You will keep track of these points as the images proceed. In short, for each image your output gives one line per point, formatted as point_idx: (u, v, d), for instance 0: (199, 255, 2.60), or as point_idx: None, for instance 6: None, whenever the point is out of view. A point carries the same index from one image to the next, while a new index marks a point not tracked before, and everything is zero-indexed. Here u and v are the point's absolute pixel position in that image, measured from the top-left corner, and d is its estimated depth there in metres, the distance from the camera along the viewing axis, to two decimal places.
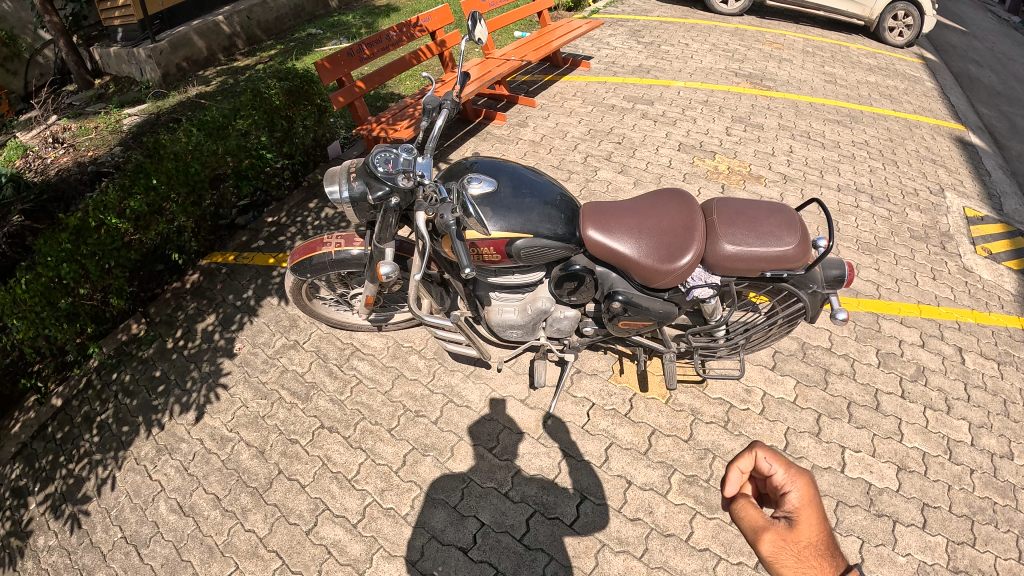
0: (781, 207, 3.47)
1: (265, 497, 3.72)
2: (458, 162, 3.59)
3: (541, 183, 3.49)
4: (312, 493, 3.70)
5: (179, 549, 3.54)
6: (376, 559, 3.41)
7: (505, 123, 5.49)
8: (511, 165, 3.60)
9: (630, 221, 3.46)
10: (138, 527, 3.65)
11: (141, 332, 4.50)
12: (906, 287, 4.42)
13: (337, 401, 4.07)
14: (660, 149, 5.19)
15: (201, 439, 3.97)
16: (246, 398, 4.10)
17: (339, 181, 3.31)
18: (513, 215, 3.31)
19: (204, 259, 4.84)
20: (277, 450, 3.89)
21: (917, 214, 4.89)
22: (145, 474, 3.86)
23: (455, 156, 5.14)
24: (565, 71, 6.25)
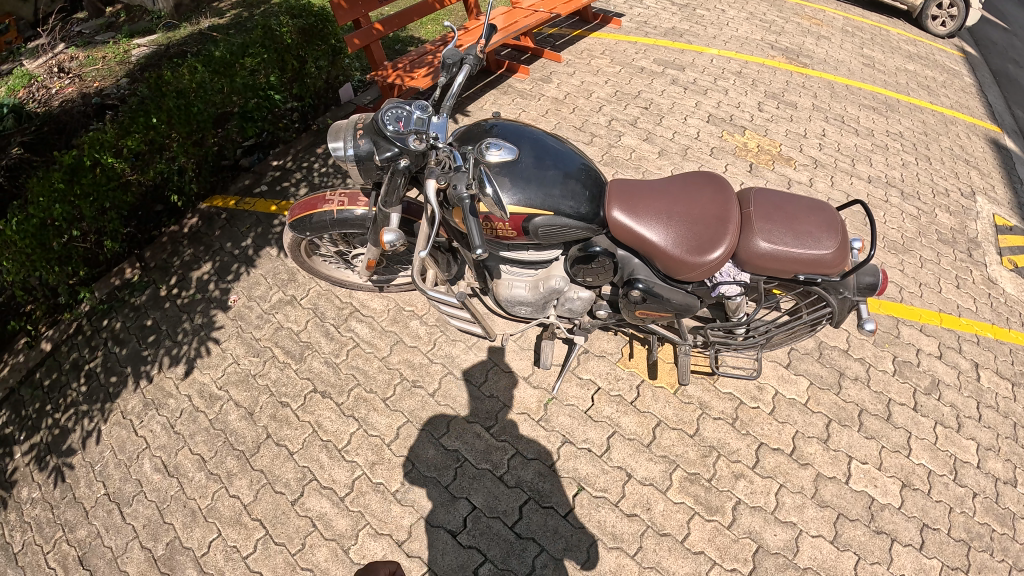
0: (821, 205, 3.29)
1: (252, 462, 3.65)
2: (478, 122, 3.35)
3: (565, 155, 3.26)
4: (300, 461, 3.62)
5: (161, 511, 3.52)
6: (362, 536, 3.34)
7: (528, 78, 5.21)
8: (533, 131, 3.37)
9: (660, 206, 3.27)
10: (127, 486, 3.61)
11: (136, 276, 4.37)
12: (929, 292, 4.26)
13: (332, 364, 3.94)
14: (688, 121, 4.94)
15: (189, 395, 3.87)
16: (238, 355, 3.98)
17: (343, 138, 3.03)
18: (534, 189, 3.09)
19: (204, 203, 4.66)
20: (267, 413, 3.79)
21: (946, 216, 4.69)
22: (132, 428, 3.80)
23: (472, 111, 4.90)
24: (594, 27, 5.96)
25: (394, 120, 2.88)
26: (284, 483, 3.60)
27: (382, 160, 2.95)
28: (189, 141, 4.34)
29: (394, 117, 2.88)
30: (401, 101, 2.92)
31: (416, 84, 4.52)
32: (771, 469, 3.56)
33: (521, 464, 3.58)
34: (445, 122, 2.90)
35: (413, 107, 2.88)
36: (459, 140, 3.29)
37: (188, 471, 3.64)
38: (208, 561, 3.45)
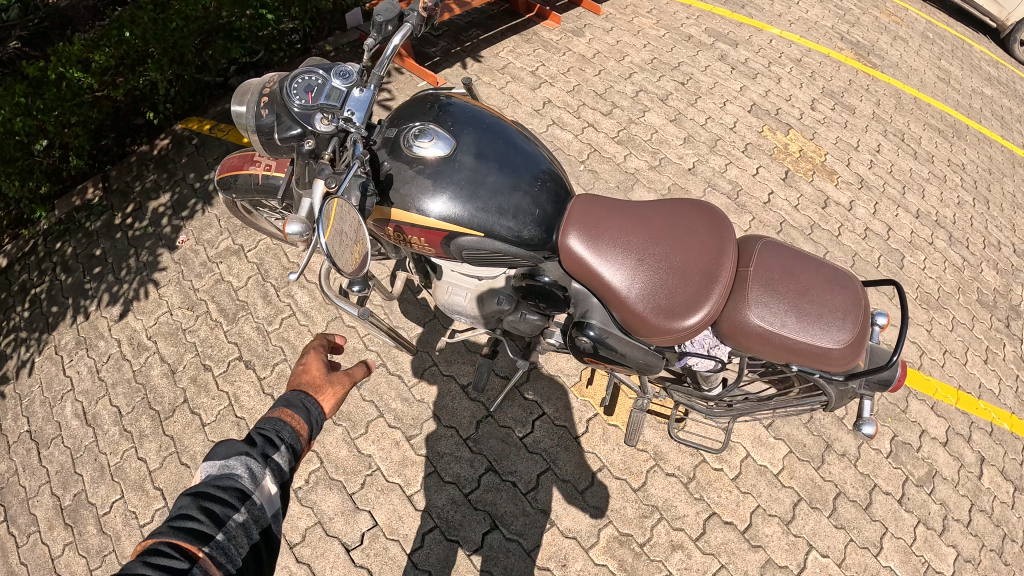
0: (846, 276, 2.59)
1: (164, 426, 3.39)
2: (431, 98, 2.82)
3: (518, 154, 2.71)
4: (210, 436, 3.33)
5: (74, 461, 3.37)
6: None
7: (559, 27, 4.64)
8: (493, 117, 2.81)
9: (634, 242, 2.66)
10: (36, 428, 3.46)
11: (96, 197, 4.08)
12: (952, 363, 3.76)
13: (262, 332, 3.58)
14: (724, 110, 4.34)
15: (118, 340, 3.60)
16: (173, 304, 3.67)
17: (247, 106, 2.58)
18: (462, 201, 2.59)
19: (181, 124, 4.31)
20: (187, 374, 3.49)
21: (992, 274, 4.10)
22: (56, 366, 3.57)
23: (484, 64, 4.38)
24: None
25: (301, 95, 2.42)
26: (189, 456, 3.31)
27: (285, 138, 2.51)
28: (169, 57, 3.99)
29: (302, 90, 2.42)
30: (312, 68, 2.44)
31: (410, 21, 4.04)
32: (716, 545, 3.12)
33: (436, 487, 3.23)
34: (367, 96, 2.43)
35: (327, 78, 2.41)
36: (398, 118, 2.78)
37: (100, 423, 3.44)
38: (94, 527, 3.23)
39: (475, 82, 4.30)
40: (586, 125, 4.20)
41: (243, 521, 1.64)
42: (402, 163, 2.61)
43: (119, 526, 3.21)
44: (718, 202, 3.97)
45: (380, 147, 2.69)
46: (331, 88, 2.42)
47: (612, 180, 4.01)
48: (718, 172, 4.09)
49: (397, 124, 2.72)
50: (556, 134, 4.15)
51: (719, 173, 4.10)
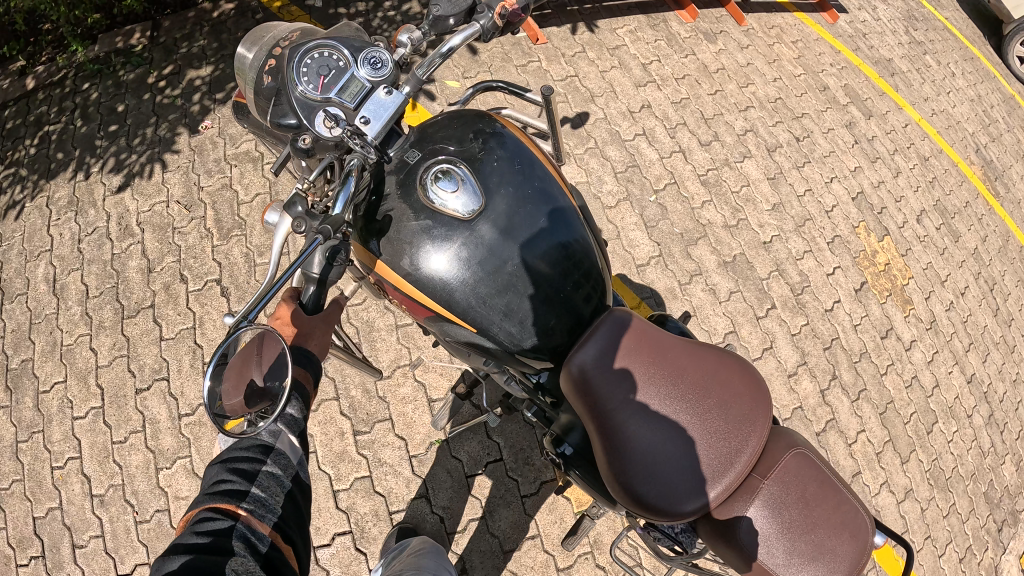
0: (869, 531, 1.97)
1: (123, 325, 3.37)
2: (481, 129, 2.35)
3: (547, 236, 2.24)
4: (164, 352, 3.32)
5: (31, 326, 3.37)
6: (178, 465, 3.18)
7: (692, 22, 4.38)
8: (542, 175, 2.33)
9: (653, 393, 2.06)
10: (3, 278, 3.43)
11: (139, 45, 4.00)
12: (928, 551, 3.28)
13: (250, 261, 3.49)
14: (828, 188, 3.96)
15: (108, 217, 3.53)
16: (173, 196, 3.59)
17: (254, 58, 2.22)
18: (462, 282, 2.17)
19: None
20: (162, 280, 3.44)
21: (1015, 472, 3.69)
22: (42, 219, 3.52)
23: (589, 48, 4.05)
24: (804, 8, 4.88)
25: (312, 78, 2.03)
26: (139, 367, 3.31)
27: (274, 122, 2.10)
28: None
29: (314, 70, 2.03)
30: (336, 45, 2.05)
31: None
32: None
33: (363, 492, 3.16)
34: (391, 104, 2.04)
35: (350, 66, 2.02)
36: (429, 141, 2.33)
37: (64, 295, 3.41)
38: (29, 401, 3.28)
39: (566, 59, 3.98)
40: (677, 149, 3.85)
41: (274, 471, 1.56)
42: (410, 211, 2.19)
43: (51, 413, 3.26)
44: (779, 290, 3.65)
45: (393, 171, 2.28)
46: (350, 78, 2.03)
47: (679, 224, 3.68)
48: (792, 257, 3.73)
49: (423, 154, 2.28)
50: (640, 146, 3.81)
51: (795, 257, 3.73)
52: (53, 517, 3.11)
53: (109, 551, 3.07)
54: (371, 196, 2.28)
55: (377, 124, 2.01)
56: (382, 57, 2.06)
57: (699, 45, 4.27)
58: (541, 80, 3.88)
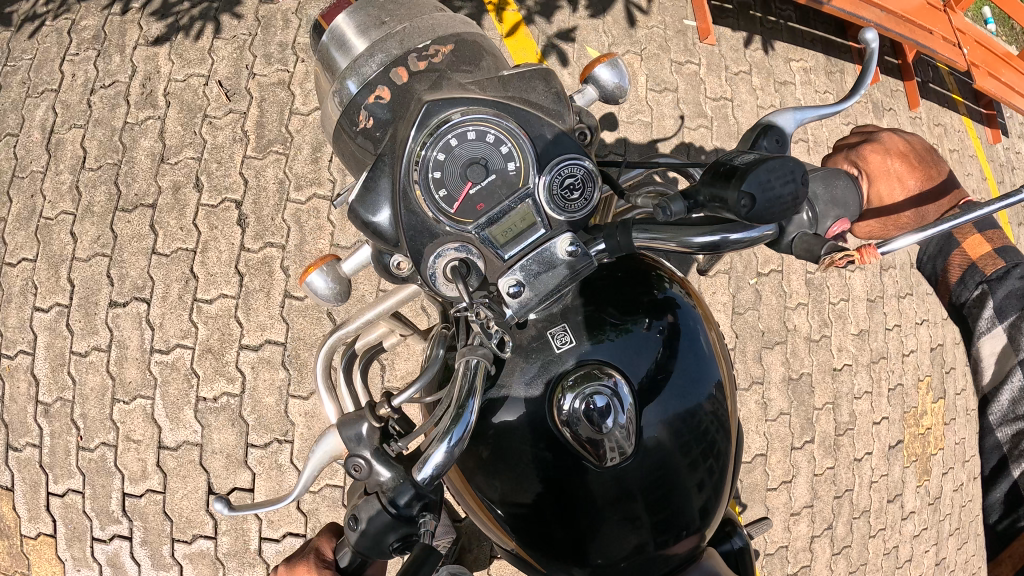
0: None
1: (113, 221, 2.85)
2: (648, 293, 1.36)
3: (691, 482, 1.27)
4: (152, 270, 2.84)
5: (12, 183, 2.90)
6: (136, 403, 2.79)
7: (869, 86, 3.65)
8: (710, 368, 1.33)
9: None
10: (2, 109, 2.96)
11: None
12: None
13: (283, 188, 2.92)
14: (914, 330, 3.58)
15: (132, 72, 2.95)
16: (216, 73, 2.96)
17: (360, 62, 1.41)
18: (543, 521, 1.27)
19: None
20: (172, 179, 2.88)
21: None
22: (58, 50, 3.01)
23: (756, 66, 3.34)
24: (971, 110, 4.29)
25: (452, 177, 1.27)
26: (120, 276, 2.83)
27: (359, 217, 1.32)
28: None
29: (459, 167, 1.27)
30: (510, 129, 1.27)
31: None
32: None
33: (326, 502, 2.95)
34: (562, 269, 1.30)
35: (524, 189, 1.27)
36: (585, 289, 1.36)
37: (56, 153, 2.90)
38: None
39: (723, 75, 3.26)
40: None
41: None
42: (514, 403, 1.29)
43: (11, 292, 2.83)
44: (824, 425, 3.29)
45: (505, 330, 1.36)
46: (511, 204, 1.27)
47: (766, 319, 3.22)
48: (851, 394, 3.36)
49: (564, 314, 1.34)
50: None
51: (856, 395, 3.38)
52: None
53: (42, 466, 2.79)
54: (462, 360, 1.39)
55: (532, 294, 1.28)
56: (573, 178, 1.28)
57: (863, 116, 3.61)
58: (691, 90, 3.18)
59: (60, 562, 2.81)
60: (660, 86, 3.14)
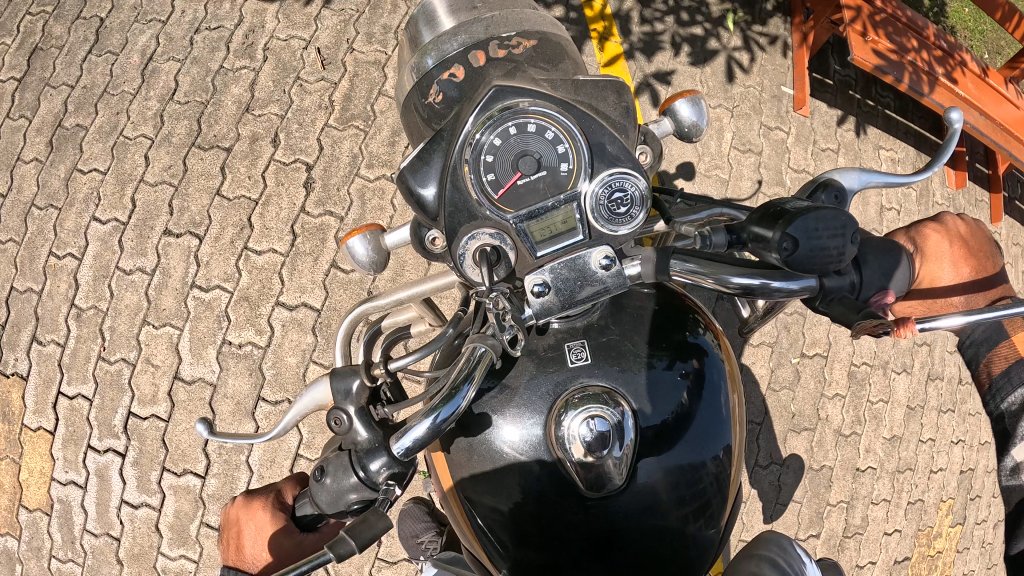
0: None
1: (187, 156, 2.95)
2: (680, 333, 1.24)
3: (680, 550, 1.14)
4: (212, 211, 2.93)
5: (102, 99, 3.01)
6: (164, 329, 2.85)
7: (954, 190, 3.51)
8: (723, 430, 1.21)
9: None
10: (109, 25, 3.09)
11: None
12: None
13: (353, 162, 2.99)
14: (948, 449, 3.36)
15: (238, 24, 3.06)
16: (317, 40, 3.06)
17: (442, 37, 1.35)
18: (516, 546, 1.16)
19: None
20: (252, 129, 2.98)
21: None
22: None
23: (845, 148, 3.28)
24: None
25: (503, 164, 1.18)
26: (180, 208, 2.93)
27: (408, 180, 1.24)
28: None
29: (512, 153, 1.18)
30: (571, 127, 1.18)
31: (854, 49, 2.79)
32: None
33: None
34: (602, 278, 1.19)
35: (576, 186, 1.17)
36: (616, 315, 1.24)
37: (149, 81, 3.00)
38: (61, 175, 2.98)
39: (810, 148, 3.20)
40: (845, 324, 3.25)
41: None
42: (518, 411, 1.17)
43: (75, 199, 2.95)
44: (834, 523, 3.12)
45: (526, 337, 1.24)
46: (561, 199, 1.18)
47: (799, 402, 3.12)
48: (870, 498, 3.18)
49: (589, 334, 1.21)
50: None
51: (875, 501, 3.20)
52: (27, 299, 2.91)
53: (59, 364, 2.84)
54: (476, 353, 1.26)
55: (557, 299, 1.15)
56: (630, 190, 1.17)
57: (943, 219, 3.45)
58: (775, 156, 3.14)
59: (50, 459, 2.80)
60: (743, 147, 3.10)
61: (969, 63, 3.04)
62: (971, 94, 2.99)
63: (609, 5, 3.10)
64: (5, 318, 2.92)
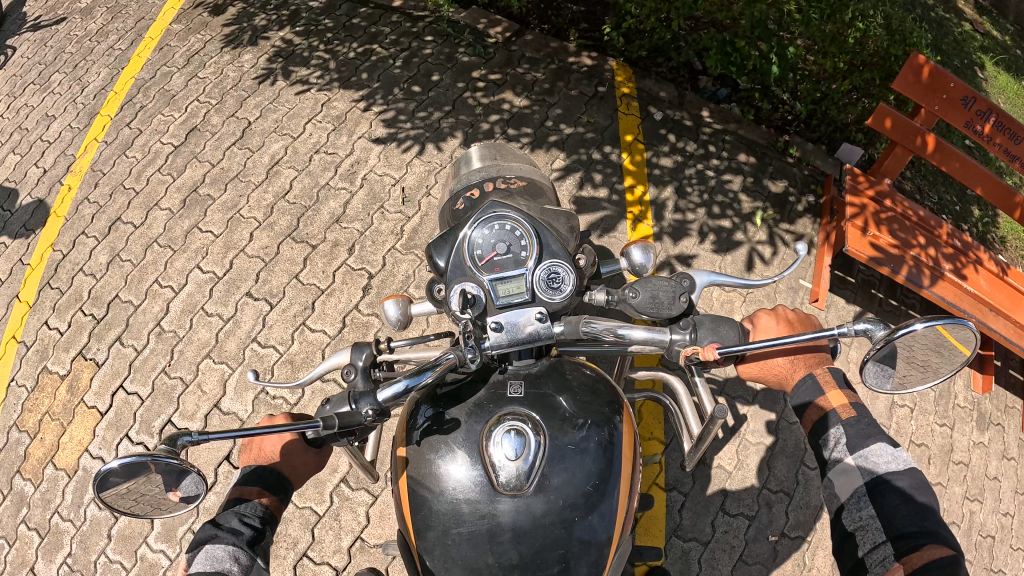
0: None
1: (269, 240, 3.26)
2: (603, 403, 1.59)
3: (561, 556, 1.41)
4: (285, 289, 3.15)
5: (227, 183, 3.38)
6: (209, 365, 3.04)
7: (979, 393, 3.40)
8: (617, 487, 1.51)
9: None
10: (253, 129, 3.49)
11: (495, 38, 3.71)
12: None
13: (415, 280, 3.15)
14: None
15: (344, 152, 3.45)
16: (404, 181, 3.38)
17: (469, 171, 2.07)
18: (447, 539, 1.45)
19: (615, 60, 3.73)
20: (332, 238, 3.26)
21: None
22: (310, 111, 3.53)
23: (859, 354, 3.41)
24: None
25: (485, 244, 1.69)
26: (263, 280, 3.18)
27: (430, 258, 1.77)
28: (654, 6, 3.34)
29: (492, 240, 1.69)
30: (527, 226, 1.70)
31: (848, 242, 3.12)
32: None
33: (300, 521, 3.11)
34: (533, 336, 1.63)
35: (526, 267, 1.65)
36: (554, 375, 1.61)
37: (271, 179, 3.39)
38: (182, 229, 3.31)
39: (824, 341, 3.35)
40: None
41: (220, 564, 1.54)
42: (465, 427, 1.52)
43: (189, 247, 3.26)
44: None
45: (484, 384, 1.61)
46: (516, 272, 1.65)
47: None
48: None
49: (534, 386, 1.57)
50: None
51: None
52: (125, 307, 3.17)
53: (130, 363, 3.05)
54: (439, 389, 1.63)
55: (506, 338, 1.58)
56: (563, 279, 1.65)
57: (962, 421, 3.35)
58: None
59: (91, 433, 2.95)
60: None
61: (985, 261, 3.27)
62: (982, 291, 3.17)
63: (647, 193, 3.44)
64: (102, 315, 3.15)
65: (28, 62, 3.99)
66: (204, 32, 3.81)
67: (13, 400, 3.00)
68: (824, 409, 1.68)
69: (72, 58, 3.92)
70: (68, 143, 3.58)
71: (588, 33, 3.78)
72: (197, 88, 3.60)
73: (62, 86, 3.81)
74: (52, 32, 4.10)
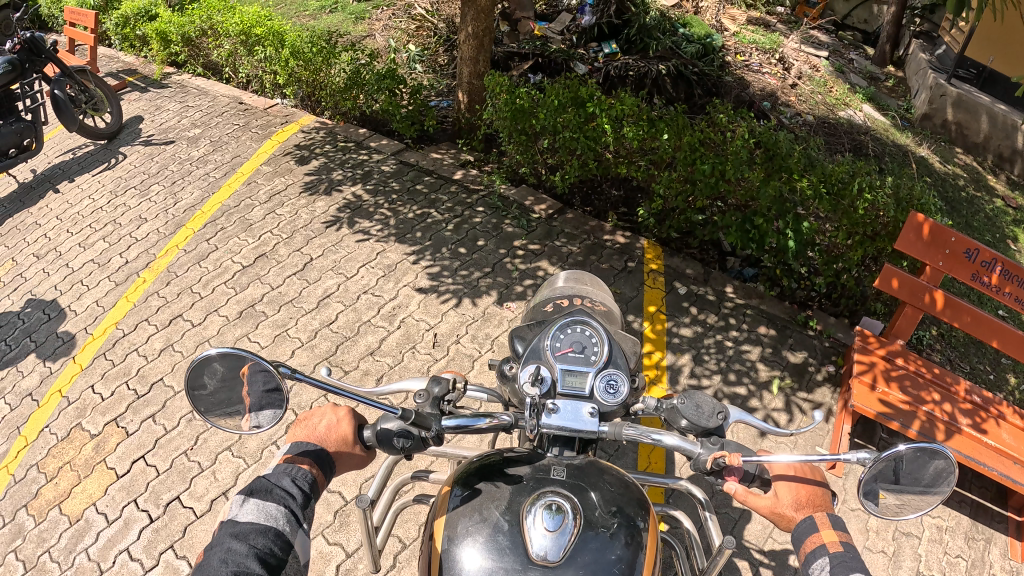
0: None
1: (301, 347, 3.37)
2: (640, 509, 1.43)
3: None
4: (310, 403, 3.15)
5: (282, 302, 3.61)
6: (223, 455, 3.05)
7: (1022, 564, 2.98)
8: None
9: None
10: (314, 264, 3.84)
11: (539, 215, 4.14)
12: None
13: None
14: None
15: (390, 290, 3.68)
16: (438, 328, 3.45)
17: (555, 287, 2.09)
18: None
19: (647, 240, 3.97)
20: (358, 369, 3.25)
21: None
22: (365, 255, 3.89)
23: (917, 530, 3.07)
24: None
25: (564, 340, 1.70)
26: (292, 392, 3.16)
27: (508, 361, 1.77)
28: (678, 187, 3.57)
29: (569, 338, 1.70)
30: (604, 333, 1.70)
31: (855, 396, 2.98)
32: None
33: None
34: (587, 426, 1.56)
35: (595, 365, 1.63)
36: (592, 473, 1.47)
37: (320, 309, 3.57)
38: (232, 336, 3.47)
39: None
40: None
41: (290, 538, 1.26)
42: (499, 503, 1.38)
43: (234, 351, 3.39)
44: None
45: (524, 469, 1.47)
46: (584, 370, 1.63)
47: None
48: None
49: (574, 474, 1.44)
50: None
51: None
52: (166, 391, 3.29)
53: (156, 438, 3.09)
54: (478, 470, 1.49)
55: (555, 424, 1.51)
56: (625, 390, 1.61)
57: None
58: None
59: (103, 491, 2.92)
60: None
61: (1008, 416, 3.01)
62: (1005, 443, 2.90)
63: (664, 358, 3.33)
64: (144, 392, 3.28)
65: (135, 169, 4.67)
66: (287, 176, 4.46)
67: (41, 444, 3.12)
68: (814, 539, 1.31)
69: (172, 174, 4.58)
70: (153, 243, 4.03)
71: (627, 216, 4.14)
72: (273, 222, 4.11)
73: (159, 195, 4.40)
74: (160, 150, 4.85)
